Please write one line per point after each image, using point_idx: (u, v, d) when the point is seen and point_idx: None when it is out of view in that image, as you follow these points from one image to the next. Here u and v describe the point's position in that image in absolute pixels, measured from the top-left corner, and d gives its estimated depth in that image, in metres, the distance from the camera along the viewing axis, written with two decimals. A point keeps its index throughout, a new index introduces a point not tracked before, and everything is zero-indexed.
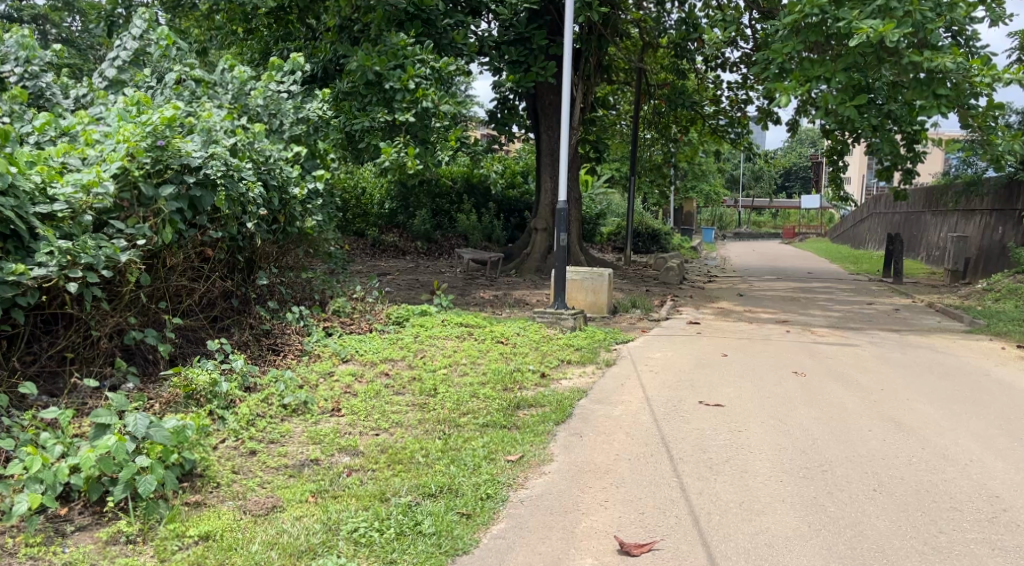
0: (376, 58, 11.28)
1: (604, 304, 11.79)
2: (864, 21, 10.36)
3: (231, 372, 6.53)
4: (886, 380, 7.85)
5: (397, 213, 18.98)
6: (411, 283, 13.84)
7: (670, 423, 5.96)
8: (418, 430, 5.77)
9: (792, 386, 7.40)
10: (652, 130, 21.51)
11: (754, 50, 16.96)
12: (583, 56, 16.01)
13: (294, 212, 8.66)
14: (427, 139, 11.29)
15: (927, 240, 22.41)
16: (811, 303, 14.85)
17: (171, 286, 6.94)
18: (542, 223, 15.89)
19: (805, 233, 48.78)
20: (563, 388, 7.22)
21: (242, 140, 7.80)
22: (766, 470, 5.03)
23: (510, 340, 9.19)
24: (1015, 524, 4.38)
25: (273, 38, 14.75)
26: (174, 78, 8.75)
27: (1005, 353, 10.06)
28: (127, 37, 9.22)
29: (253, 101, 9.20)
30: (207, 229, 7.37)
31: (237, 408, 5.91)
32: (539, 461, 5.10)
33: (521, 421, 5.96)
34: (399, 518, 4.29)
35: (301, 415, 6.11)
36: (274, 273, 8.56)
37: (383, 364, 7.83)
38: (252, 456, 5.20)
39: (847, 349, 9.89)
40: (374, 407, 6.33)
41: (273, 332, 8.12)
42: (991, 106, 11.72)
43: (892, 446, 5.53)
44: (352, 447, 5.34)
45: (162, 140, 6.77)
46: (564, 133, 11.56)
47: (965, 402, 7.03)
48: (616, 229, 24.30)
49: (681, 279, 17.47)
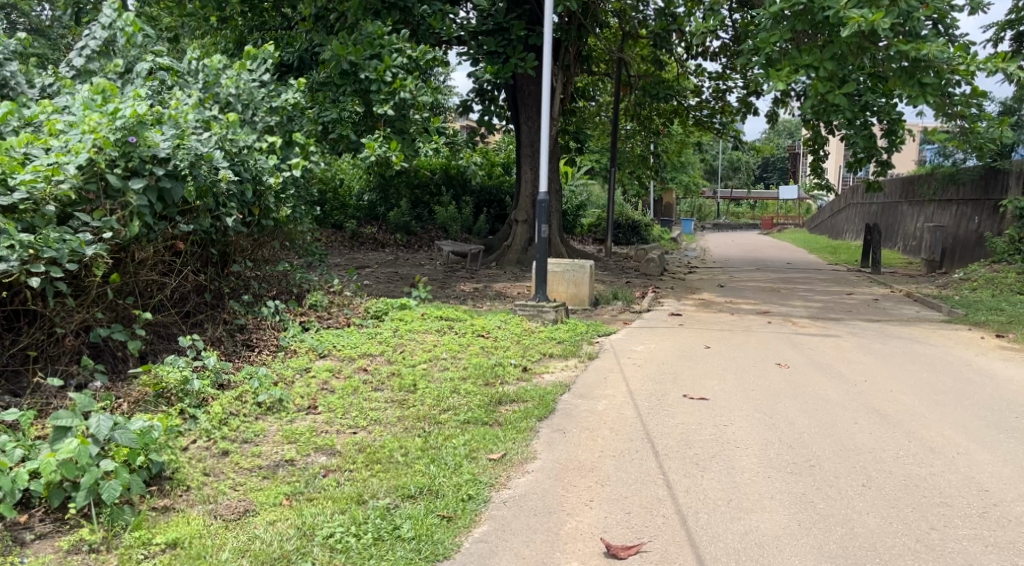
0: (351, 48, 11.08)
1: (585, 297, 11.70)
2: (853, 10, 10.31)
3: (203, 369, 6.35)
4: (870, 372, 7.77)
5: (376, 205, 18.81)
6: (390, 276, 13.66)
7: (654, 418, 5.84)
8: (397, 428, 5.62)
9: (775, 378, 7.32)
10: (633, 120, 21.42)
11: (734, 39, 16.90)
12: (563, 46, 15.88)
13: (269, 203, 8.49)
14: (405, 130, 11.16)
15: (904, 231, 22.52)
16: (791, 294, 14.83)
17: (140, 281, 6.75)
18: (522, 215, 15.76)
19: (783, 224, 49.09)
20: (545, 383, 7.10)
21: (216, 132, 7.60)
22: (753, 465, 4.92)
23: (490, 333, 9.05)
24: (1006, 520, 4.29)
25: (247, 28, 14.52)
26: (145, 69, 8.51)
27: (984, 343, 10.04)
28: (95, 26, 8.88)
29: (225, 90, 8.99)
30: (178, 221, 7.19)
31: (209, 406, 5.74)
32: (521, 459, 4.96)
33: (503, 417, 5.82)
34: (376, 522, 4.13)
35: (276, 414, 5.93)
36: (248, 267, 8.39)
37: (362, 359, 7.68)
38: (224, 458, 5.03)
39: (828, 340, 9.82)
40: (352, 404, 6.18)
41: (248, 327, 7.94)
42: (973, 95, 11.64)
43: (879, 439, 5.45)
44: (329, 446, 5.18)
45: (135, 137, 6.59)
46: (544, 123, 11.33)
47: (947, 393, 6.98)
48: (597, 221, 24.20)
49: (662, 270, 17.41)
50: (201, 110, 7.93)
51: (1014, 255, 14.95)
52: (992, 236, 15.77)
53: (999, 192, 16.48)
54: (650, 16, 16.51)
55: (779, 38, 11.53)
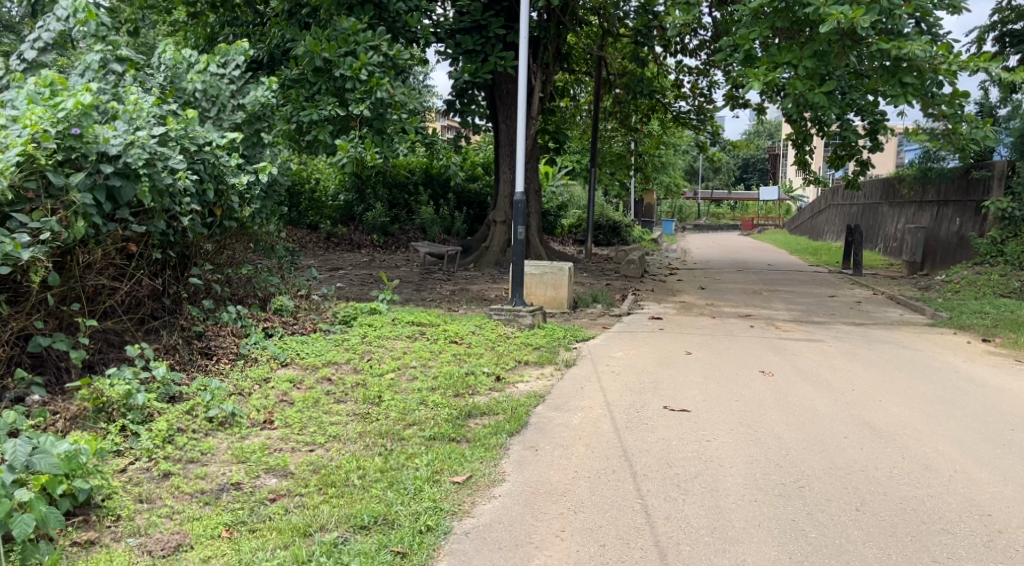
0: (325, 44, 10.69)
1: (564, 299, 11.35)
2: (834, 7, 10.03)
3: (152, 382, 5.94)
4: (857, 380, 7.46)
5: (353, 205, 18.46)
6: (364, 278, 13.30)
7: (632, 433, 5.48)
8: (357, 445, 5.22)
9: (759, 387, 7.00)
10: (614, 119, 21.04)
11: (712, 37, 16.67)
12: (542, 44, 15.48)
13: (232, 204, 8.06)
14: (383, 130, 10.74)
15: (884, 232, 22.33)
16: (773, 296, 14.55)
17: (85, 286, 6.41)
18: (500, 215, 15.42)
19: (763, 225, 49.10)
20: (519, 394, 6.72)
21: (172, 128, 7.17)
22: (738, 487, 4.58)
23: (464, 340, 8.65)
24: (1013, 550, 3.98)
25: (218, 22, 14.17)
26: (98, 58, 8.04)
27: (971, 349, 9.74)
28: (50, 17, 8.25)
29: (189, 86, 8.72)
30: (129, 222, 6.80)
31: (154, 422, 5.34)
32: (488, 482, 4.58)
33: (472, 432, 5.44)
34: (322, 560, 3.74)
35: (228, 429, 5.52)
36: (209, 271, 8.01)
37: (326, 368, 7.30)
38: (164, 481, 4.61)
39: (813, 345, 9.53)
40: (310, 419, 5.78)
41: (206, 334, 7.54)
42: (956, 94, 11.35)
43: (871, 455, 5.13)
44: (280, 467, 4.79)
45: (77, 128, 6.18)
46: (523, 124, 10.89)
47: (938, 403, 6.67)
48: (577, 221, 23.93)
49: (642, 272, 17.08)
50: (158, 105, 7.51)
51: (996, 257, 14.77)
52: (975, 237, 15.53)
53: (981, 194, 16.20)
54: (630, 13, 16.16)
55: (760, 35, 11.25)
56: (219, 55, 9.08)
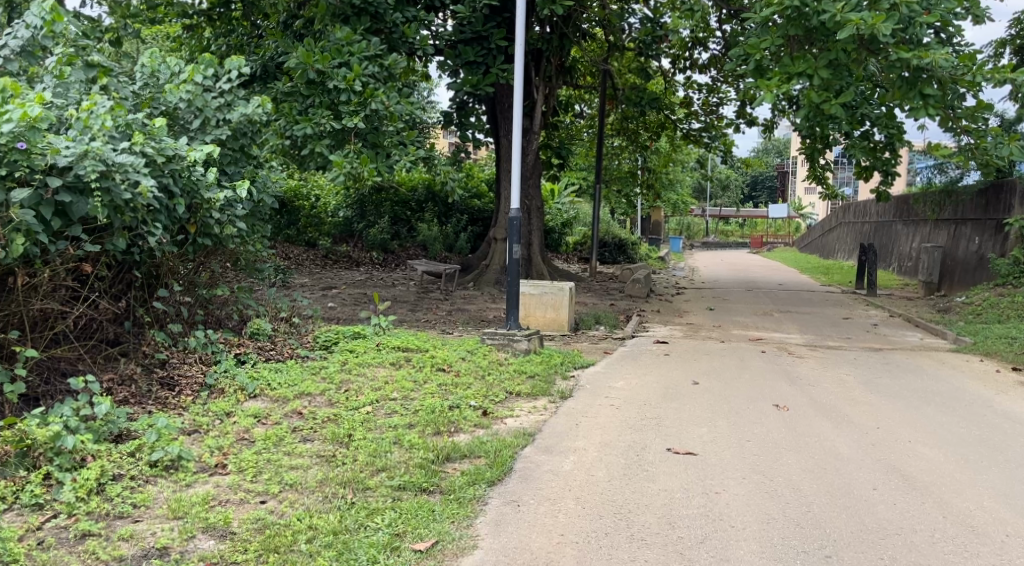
0: (318, 55, 10.06)
1: (565, 321, 10.69)
2: (852, 13, 9.36)
3: (95, 419, 5.33)
4: (883, 416, 6.77)
5: (353, 222, 17.94)
6: (357, 297, 12.71)
7: (630, 483, 4.83)
8: (314, 497, 4.57)
9: (774, 425, 6.32)
10: (621, 135, 20.43)
11: (722, 49, 16.05)
12: (544, 58, 14.87)
13: (208, 221, 7.29)
14: (378, 144, 10.13)
15: (898, 251, 21.65)
16: (785, 318, 13.84)
17: (30, 311, 5.82)
18: (501, 233, 14.83)
19: (773, 243, 48.28)
20: (505, 432, 6.04)
21: (138, 140, 6.41)
22: (753, 558, 3.94)
23: (453, 366, 7.97)
24: None
25: (213, 35, 13.78)
26: (60, 65, 7.20)
27: (1002, 379, 8.99)
28: (18, 24, 7.26)
29: (168, 97, 7.91)
30: (82, 240, 6.18)
31: (85, 468, 4.70)
32: (457, 551, 3.95)
33: (447, 481, 4.77)
34: None
35: (173, 475, 4.84)
36: (178, 292, 7.38)
37: (297, 401, 6.65)
38: (80, 545, 4.00)
39: (830, 373, 8.82)
40: (268, 462, 5.12)
41: (170, 362, 6.93)
42: (979, 107, 10.64)
43: (906, 513, 4.46)
44: (221, 525, 4.13)
45: (24, 142, 5.56)
46: (519, 137, 10.16)
47: (977, 445, 5.98)
48: (582, 239, 23.32)
49: (649, 291, 16.36)
50: (122, 115, 6.77)
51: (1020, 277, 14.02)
52: (996, 257, 14.81)
53: (1002, 212, 15.48)
54: (635, 26, 15.54)
55: (771, 44, 10.62)
56: (209, 66, 8.19)
